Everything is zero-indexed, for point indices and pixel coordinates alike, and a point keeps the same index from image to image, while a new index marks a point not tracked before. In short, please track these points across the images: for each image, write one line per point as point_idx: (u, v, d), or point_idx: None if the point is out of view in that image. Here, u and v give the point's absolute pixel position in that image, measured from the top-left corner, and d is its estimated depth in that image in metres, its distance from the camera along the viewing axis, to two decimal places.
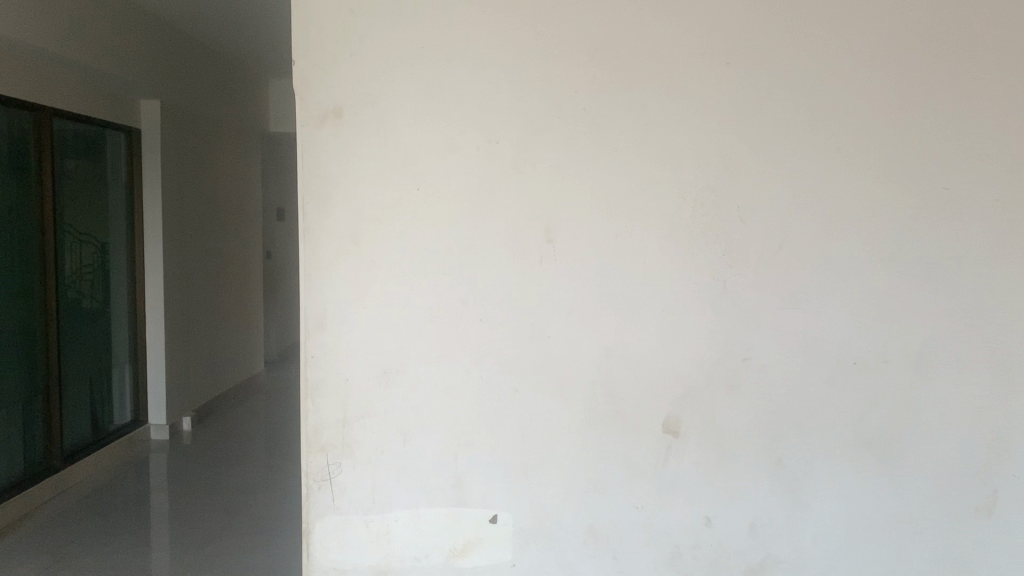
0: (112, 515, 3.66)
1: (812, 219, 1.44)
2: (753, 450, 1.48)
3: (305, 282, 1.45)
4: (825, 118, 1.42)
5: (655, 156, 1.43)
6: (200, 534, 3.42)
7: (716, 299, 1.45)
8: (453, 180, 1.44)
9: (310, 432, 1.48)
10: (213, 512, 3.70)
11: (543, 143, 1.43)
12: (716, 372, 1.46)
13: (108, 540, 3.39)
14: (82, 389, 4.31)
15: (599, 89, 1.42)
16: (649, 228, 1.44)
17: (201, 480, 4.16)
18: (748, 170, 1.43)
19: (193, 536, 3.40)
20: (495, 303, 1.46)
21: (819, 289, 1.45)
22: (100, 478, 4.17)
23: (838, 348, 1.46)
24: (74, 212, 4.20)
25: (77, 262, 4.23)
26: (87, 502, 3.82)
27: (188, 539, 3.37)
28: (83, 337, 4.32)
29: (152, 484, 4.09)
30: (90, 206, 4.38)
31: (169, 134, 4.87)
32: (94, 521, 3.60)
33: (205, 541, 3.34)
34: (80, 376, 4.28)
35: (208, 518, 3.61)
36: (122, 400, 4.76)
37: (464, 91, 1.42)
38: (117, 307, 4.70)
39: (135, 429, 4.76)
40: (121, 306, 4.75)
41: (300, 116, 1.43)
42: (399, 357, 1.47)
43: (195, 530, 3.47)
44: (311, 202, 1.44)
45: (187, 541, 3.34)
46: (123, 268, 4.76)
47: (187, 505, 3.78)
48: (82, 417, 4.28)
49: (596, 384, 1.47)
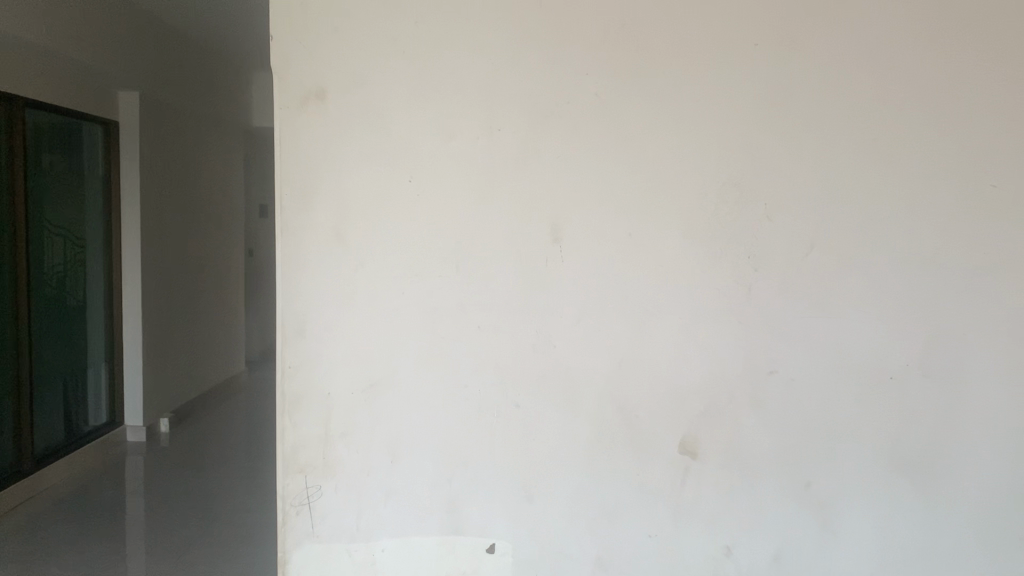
0: (84, 521, 3.48)
1: (847, 217, 1.30)
2: (779, 472, 1.34)
3: (283, 283, 1.30)
4: (863, 106, 1.28)
5: (674, 147, 1.29)
6: (176, 541, 3.24)
7: (739, 306, 1.31)
8: (448, 171, 1.29)
9: (287, 451, 1.33)
10: (190, 518, 3.52)
11: (551, 130, 1.28)
12: (739, 387, 1.32)
13: (78, 547, 3.20)
14: (55, 390, 4.12)
15: (612, 72, 1.28)
16: (667, 226, 1.30)
17: (178, 484, 3.98)
18: (777, 163, 1.29)
19: (168, 544, 3.22)
20: (495, 308, 1.31)
21: (853, 295, 1.31)
22: (73, 482, 3.98)
23: (874, 361, 1.32)
24: (48, 205, 4.01)
25: (51, 258, 4.05)
26: (59, 508, 3.64)
27: (163, 547, 3.18)
28: (56, 335, 4.12)
29: (127, 489, 3.91)
30: (64, 199, 4.18)
31: (148, 127, 4.69)
32: (64, 527, 3.41)
33: (180, 549, 3.16)
34: (53, 377, 4.10)
35: (184, 524, 3.43)
36: (98, 401, 4.58)
37: (462, 73, 1.28)
38: (92, 304, 4.51)
39: (110, 430, 4.58)
40: (96, 304, 4.56)
41: (279, 98, 1.28)
42: (387, 368, 1.32)
43: (170, 537, 3.29)
44: (291, 194, 1.29)
45: (163, 549, 3.16)
46: (99, 264, 4.57)
47: (163, 511, 3.60)
48: (54, 418, 4.09)
49: (606, 399, 1.32)
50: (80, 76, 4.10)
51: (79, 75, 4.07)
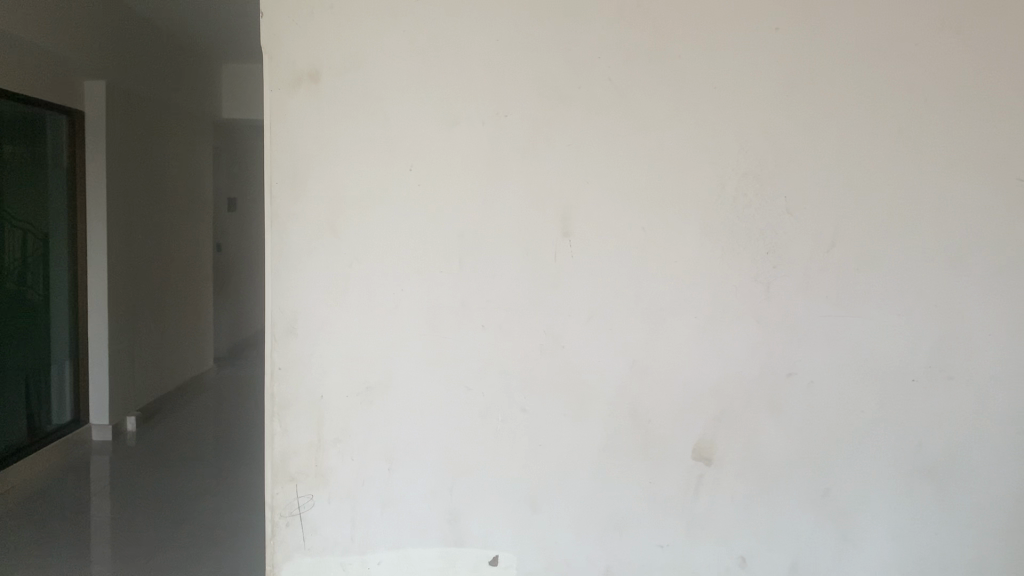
0: (48, 524, 3.34)
1: (871, 212, 1.24)
2: (797, 479, 1.28)
3: (273, 279, 1.21)
4: (889, 95, 1.22)
5: (691, 137, 1.22)
6: (147, 544, 3.12)
7: (758, 305, 1.24)
8: (451, 160, 1.21)
9: (277, 459, 1.24)
10: (160, 520, 3.39)
11: (561, 117, 1.21)
12: (755, 390, 1.26)
13: (41, 551, 3.06)
14: (17, 388, 3.96)
15: (626, 56, 1.20)
16: (682, 220, 1.23)
17: (147, 485, 3.85)
18: (799, 154, 1.22)
19: (138, 547, 3.09)
20: (500, 306, 1.23)
21: (875, 294, 1.25)
22: (37, 483, 3.83)
23: (896, 362, 1.26)
24: (10, 196, 3.85)
25: (14, 252, 3.89)
26: (21, 510, 3.49)
27: (133, 550, 3.06)
28: (17, 331, 3.96)
29: (93, 490, 3.76)
30: (27, 190, 4.02)
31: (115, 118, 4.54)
32: (27, 531, 3.27)
33: (152, 552, 3.04)
34: (15, 376, 3.94)
35: (155, 527, 3.31)
36: (62, 399, 4.42)
37: (467, 55, 1.20)
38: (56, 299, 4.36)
39: (76, 429, 4.42)
40: (60, 299, 4.40)
41: (268, 79, 1.19)
42: (385, 370, 1.23)
43: (141, 539, 3.17)
44: (281, 183, 1.20)
45: (132, 553, 3.04)
46: (64, 258, 4.42)
47: (132, 513, 3.47)
48: (16, 417, 3.93)
49: (617, 403, 1.25)
50: (44, 63, 3.95)
51: (43, 63, 3.92)
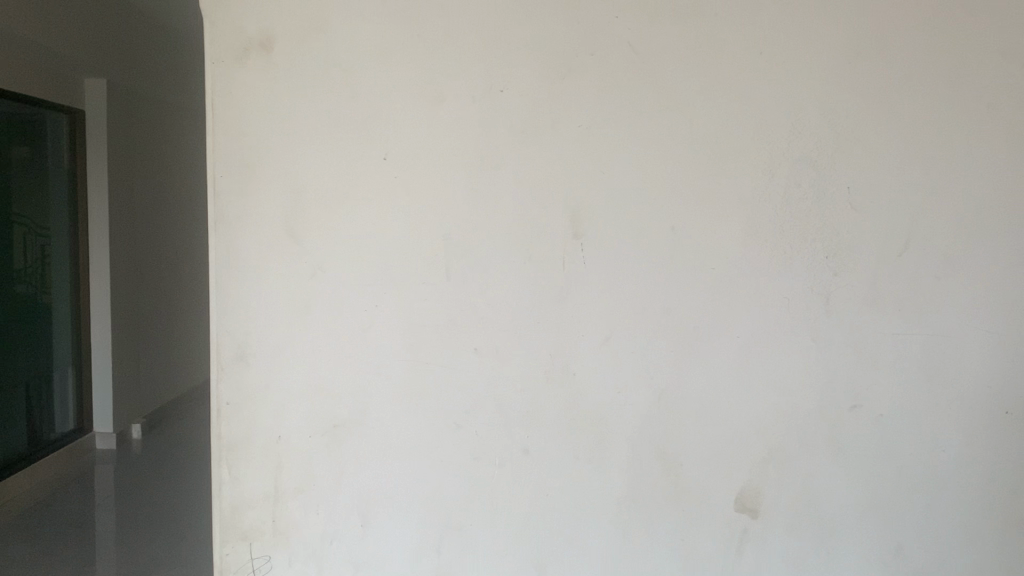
0: (51, 533, 3.13)
1: (953, 206, 1.00)
2: (862, 535, 1.05)
3: (219, 294, 1.00)
4: (976, 61, 0.99)
5: (731, 115, 0.98)
6: (156, 549, 2.92)
7: (814, 322, 1.01)
8: (437, 147, 0.98)
9: (225, 513, 1.02)
10: (165, 528, 3.15)
11: (569, 92, 0.98)
12: (812, 427, 1.03)
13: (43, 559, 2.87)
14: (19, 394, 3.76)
15: (651, 16, 0.97)
16: (720, 218, 1.00)
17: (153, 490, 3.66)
18: (864, 136, 0.99)
19: (146, 552, 2.89)
20: (496, 325, 1.00)
21: (959, 308, 1.01)
22: (38, 492, 3.62)
23: (985, 390, 1.02)
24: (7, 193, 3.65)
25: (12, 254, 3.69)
26: (22, 518, 3.29)
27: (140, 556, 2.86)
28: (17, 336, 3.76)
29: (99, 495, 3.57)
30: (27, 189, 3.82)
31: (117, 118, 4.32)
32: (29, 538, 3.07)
33: (161, 557, 2.84)
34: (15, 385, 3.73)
35: (160, 534, 3.07)
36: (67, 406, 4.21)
37: (454, 17, 0.97)
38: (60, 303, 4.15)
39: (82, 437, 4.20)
40: (65, 303, 4.19)
41: (209, 47, 0.97)
42: (357, 404, 1.01)
43: (150, 544, 2.97)
44: (227, 176, 0.98)
45: (135, 563, 2.80)
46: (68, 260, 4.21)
47: (140, 517, 3.27)
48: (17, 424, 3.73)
49: (641, 443, 1.02)
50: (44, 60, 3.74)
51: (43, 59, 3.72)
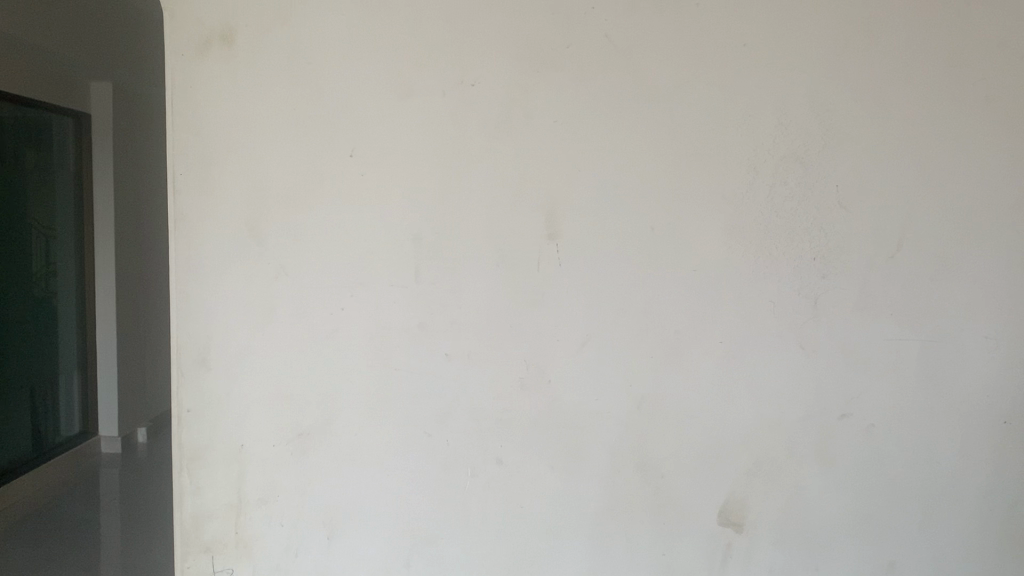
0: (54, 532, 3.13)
1: (947, 206, 0.95)
2: (851, 550, 1.00)
3: (180, 296, 0.96)
4: (973, 54, 0.94)
5: (713, 109, 0.94)
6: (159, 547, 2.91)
7: (801, 326, 0.97)
8: (405, 142, 0.94)
9: (186, 524, 0.98)
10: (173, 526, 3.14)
11: (543, 85, 0.94)
12: (799, 436, 0.98)
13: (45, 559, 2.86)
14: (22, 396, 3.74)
15: (629, 5, 0.93)
16: (702, 217, 0.95)
17: (157, 488, 3.65)
18: (853, 131, 0.94)
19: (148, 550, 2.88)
20: (468, 329, 0.96)
21: (953, 312, 0.97)
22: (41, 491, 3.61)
23: (979, 398, 0.98)
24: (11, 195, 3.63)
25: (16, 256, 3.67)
26: (25, 517, 3.28)
27: (142, 554, 2.85)
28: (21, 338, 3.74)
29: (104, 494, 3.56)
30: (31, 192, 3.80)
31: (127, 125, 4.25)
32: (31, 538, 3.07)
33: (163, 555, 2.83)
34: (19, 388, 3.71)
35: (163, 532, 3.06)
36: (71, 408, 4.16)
37: (425, 8, 0.93)
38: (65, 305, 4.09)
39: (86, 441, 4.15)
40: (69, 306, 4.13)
41: (168, 40, 0.93)
42: (323, 411, 0.97)
43: (153, 543, 2.96)
44: (187, 173, 0.94)
45: (138, 561, 2.79)
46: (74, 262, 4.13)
47: (144, 515, 3.26)
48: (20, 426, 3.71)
49: (620, 453, 0.98)
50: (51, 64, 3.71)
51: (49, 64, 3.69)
